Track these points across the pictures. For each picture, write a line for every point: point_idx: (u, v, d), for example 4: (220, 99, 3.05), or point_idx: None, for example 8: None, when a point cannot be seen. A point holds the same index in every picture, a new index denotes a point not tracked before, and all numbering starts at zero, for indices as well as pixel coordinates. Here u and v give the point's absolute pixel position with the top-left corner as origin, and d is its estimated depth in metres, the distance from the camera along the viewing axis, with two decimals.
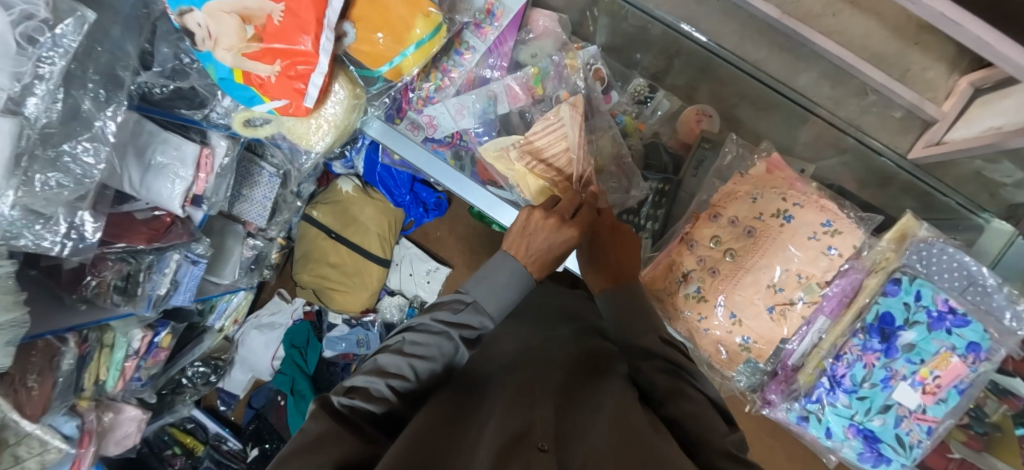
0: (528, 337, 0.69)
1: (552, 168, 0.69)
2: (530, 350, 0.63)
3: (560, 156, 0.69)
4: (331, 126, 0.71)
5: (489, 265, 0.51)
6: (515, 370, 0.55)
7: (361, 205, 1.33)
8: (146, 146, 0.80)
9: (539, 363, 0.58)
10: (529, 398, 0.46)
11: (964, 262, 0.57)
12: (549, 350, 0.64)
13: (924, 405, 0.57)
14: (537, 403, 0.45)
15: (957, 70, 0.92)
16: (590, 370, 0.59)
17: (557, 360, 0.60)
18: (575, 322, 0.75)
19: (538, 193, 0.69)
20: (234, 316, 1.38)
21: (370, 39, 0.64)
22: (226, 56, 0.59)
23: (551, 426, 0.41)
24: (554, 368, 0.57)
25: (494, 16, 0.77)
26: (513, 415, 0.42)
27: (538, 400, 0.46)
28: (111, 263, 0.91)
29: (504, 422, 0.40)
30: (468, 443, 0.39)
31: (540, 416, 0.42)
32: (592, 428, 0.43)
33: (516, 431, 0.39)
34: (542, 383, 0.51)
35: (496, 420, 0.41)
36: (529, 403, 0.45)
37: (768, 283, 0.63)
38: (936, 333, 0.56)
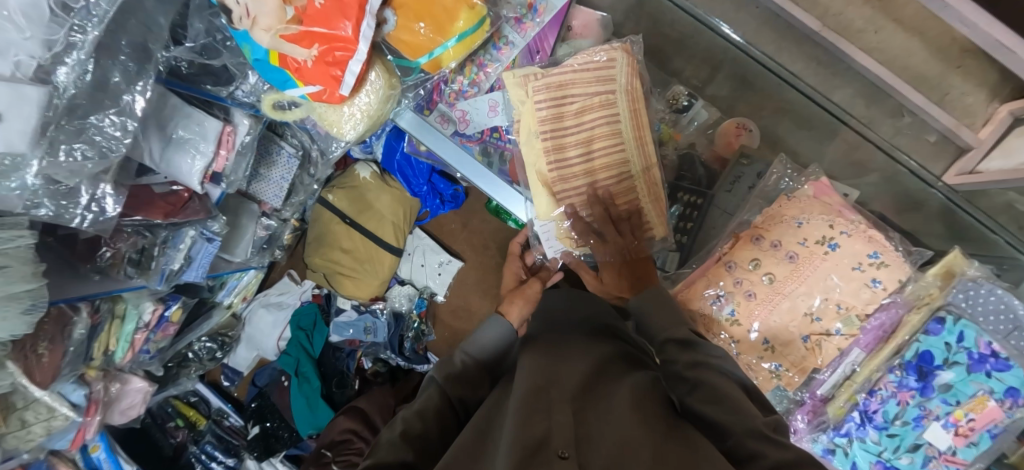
0: (548, 325, 0.67)
1: (558, 112, 0.69)
2: (554, 341, 0.60)
3: (573, 105, 0.69)
4: (364, 116, 0.67)
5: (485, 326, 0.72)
6: (535, 363, 0.53)
7: (379, 194, 1.31)
8: (169, 121, 0.79)
9: (562, 353, 0.56)
10: (549, 398, 0.44)
11: (1012, 304, 0.57)
12: (573, 342, 0.60)
13: (955, 447, 0.57)
14: (557, 407, 0.42)
15: (998, 98, 0.92)
16: (617, 363, 0.57)
17: (586, 350, 0.58)
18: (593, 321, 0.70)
19: (527, 138, 0.71)
20: (243, 294, 1.37)
21: (411, 29, 0.62)
22: (263, 37, 0.57)
23: (572, 428, 0.39)
24: (582, 358, 0.55)
25: (536, 11, 0.76)
26: (530, 417, 0.40)
27: (558, 401, 0.44)
28: (127, 235, 0.89)
29: (523, 428, 0.38)
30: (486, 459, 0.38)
31: (560, 419, 0.40)
32: (616, 427, 0.41)
33: (534, 442, 0.37)
34: (566, 378, 0.49)
35: (514, 422, 0.40)
36: (548, 405, 0.43)
37: (805, 311, 0.63)
38: (975, 375, 0.57)
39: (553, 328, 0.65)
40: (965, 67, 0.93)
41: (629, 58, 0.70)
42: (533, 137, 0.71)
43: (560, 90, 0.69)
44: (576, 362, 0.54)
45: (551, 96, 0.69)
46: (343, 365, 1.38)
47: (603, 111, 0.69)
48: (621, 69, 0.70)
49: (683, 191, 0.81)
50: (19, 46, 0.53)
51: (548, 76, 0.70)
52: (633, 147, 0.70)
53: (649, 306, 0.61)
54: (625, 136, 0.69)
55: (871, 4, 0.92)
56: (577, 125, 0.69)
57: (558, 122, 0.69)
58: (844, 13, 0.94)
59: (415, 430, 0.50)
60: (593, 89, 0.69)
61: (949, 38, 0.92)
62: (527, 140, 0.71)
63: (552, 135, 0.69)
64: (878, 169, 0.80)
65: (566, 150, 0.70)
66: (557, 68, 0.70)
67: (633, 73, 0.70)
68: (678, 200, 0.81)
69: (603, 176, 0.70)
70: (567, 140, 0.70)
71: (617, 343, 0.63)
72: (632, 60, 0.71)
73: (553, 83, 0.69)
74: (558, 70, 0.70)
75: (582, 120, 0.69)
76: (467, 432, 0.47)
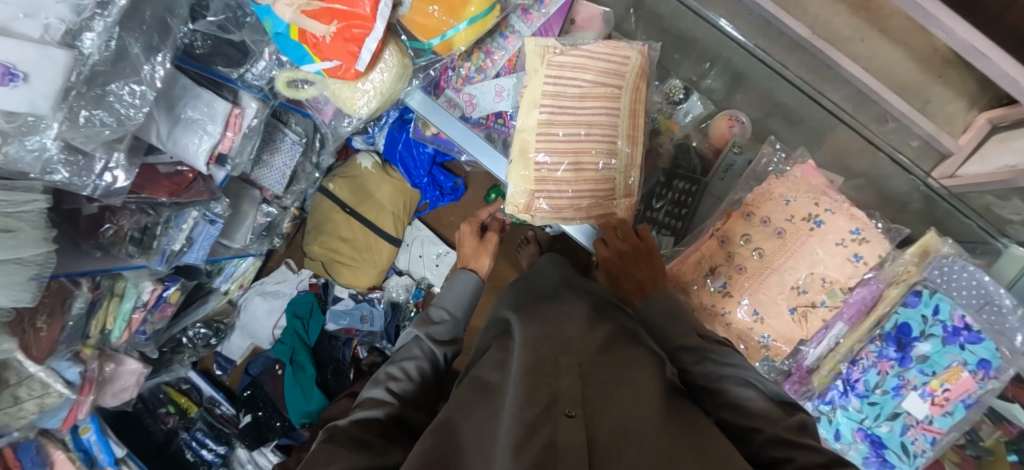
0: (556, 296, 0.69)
1: (562, 89, 0.73)
2: (555, 308, 0.64)
3: (579, 87, 0.72)
4: (377, 94, 0.69)
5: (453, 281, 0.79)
6: (534, 331, 0.55)
7: (380, 183, 1.33)
8: (177, 100, 0.81)
9: (555, 321, 0.59)
10: (556, 363, 0.47)
11: (982, 279, 0.60)
12: (581, 311, 0.64)
13: (931, 415, 0.61)
14: (564, 371, 0.45)
15: (976, 107, 0.97)
16: (620, 331, 0.59)
17: (592, 320, 0.61)
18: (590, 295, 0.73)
19: (528, 106, 0.74)
20: (240, 280, 1.37)
21: (424, 11, 0.65)
22: (285, 11, 0.59)
23: (579, 389, 0.42)
24: (587, 327, 0.58)
25: (542, 4, 0.80)
26: (538, 382, 0.43)
27: (566, 366, 0.47)
28: (130, 213, 0.91)
29: (531, 391, 0.41)
30: (498, 416, 0.41)
31: (566, 383, 0.43)
32: (621, 392, 0.43)
33: (542, 403, 0.40)
34: (570, 344, 0.52)
35: (522, 385, 0.42)
36: (557, 369, 0.46)
37: (792, 285, 0.66)
38: (950, 347, 0.60)
39: (549, 301, 0.67)
40: (946, 77, 0.99)
41: (642, 62, 0.76)
42: (531, 107, 0.73)
43: (569, 71, 0.73)
44: (573, 328, 0.57)
45: (558, 74, 0.73)
46: (337, 353, 1.38)
47: (605, 103, 0.73)
48: (631, 71, 0.75)
49: (678, 178, 0.85)
50: (50, 10, 0.54)
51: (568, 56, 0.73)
52: (621, 141, 0.74)
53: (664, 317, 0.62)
54: (619, 131, 0.74)
55: (858, 14, 0.98)
56: (579, 106, 0.72)
57: (558, 98, 0.72)
58: (833, 22, 1.00)
59: (409, 395, 0.60)
60: (601, 80, 0.73)
61: (931, 49, 0.98)
62: (527, 107, 0.74)
63: (550, 110, 0.72)
64: (863, 172, 0.82)
65: (560, 125, 0.72)
66: (577, 49, 0.74)
67: (641, 78, 0.77)
68: (674, 187, 0.85)
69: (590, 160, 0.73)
70: (565, 117, 0.72)
71: (615, 310, 0.67)
72: (643, 64, 0.77)
73: (567, 64, 0.73)
74: (576, 51, 0.73)
75: (584, 103, 0.72)
76: (471, 388, 0.49)
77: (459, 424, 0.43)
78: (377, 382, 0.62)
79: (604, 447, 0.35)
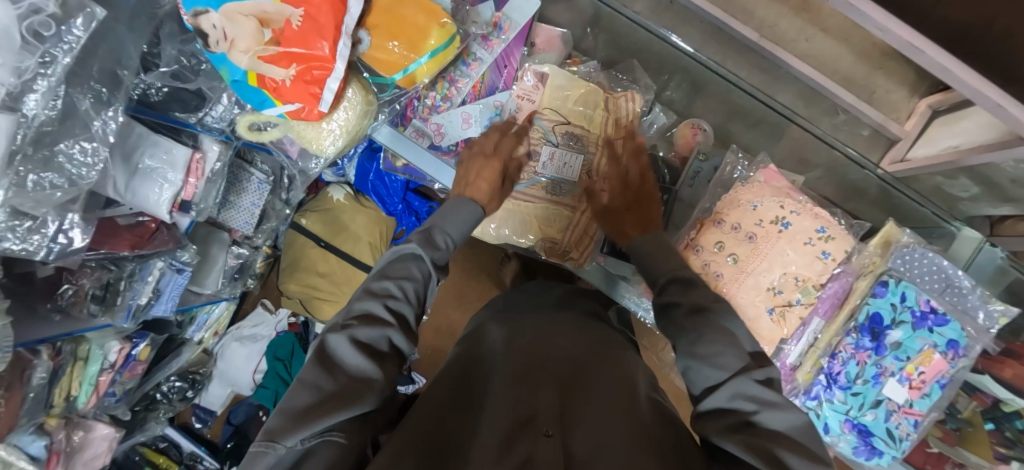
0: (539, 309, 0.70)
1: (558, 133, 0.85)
2: (539, 320, 0.65)
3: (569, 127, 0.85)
4: (343, 132, 0.68)
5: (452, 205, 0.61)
6: (517, 345, 0.56)
7: (354, 214, 1.31)
8: (134, 150, 0.78)
9: (540, 335, 0.59)
10: (535, 380, 0.47)
11: (942, 263, 0.64)
12: (564, 322, 0.65)
13: (910, 399, 0.63)
14: (543, 387, 0.46)
15: (917, 94, 1.03)
16: (597, 342, 0.60)
17: (572, 332, 0.62)
18: (574, 306, 0.73)
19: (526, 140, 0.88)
20: (214, 328, 1.32)
21: (384, 47, 0.65)
22: (242, 58, 0.58)
23: (557, 408, 0.43)
24: (567, 338, 0.59)
25: (500, 29, 0.80)
26: (516, 402, 0.43)
27: (545, 382, 0.47)
28: (90, 270, 0.87)
29: (510, 410, 0.42)
30: (477, 430, 0.41)
31: (545, 400, 0.44)
32: (597, 405, 0.44)
33: (519, 421, 0.40)
34: (547, 358, 0.53)
35: (506, 405, 0.43)
36: (536, 386, 0.46)
37: (768, 287, 0.66)
38: (920, 331, 0.63)
39: (530, 313, 0.68)
40: (887, 68, 1.04)
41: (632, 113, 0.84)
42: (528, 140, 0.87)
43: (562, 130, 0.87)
44: (555, 342, 0.58)
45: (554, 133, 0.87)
46: None
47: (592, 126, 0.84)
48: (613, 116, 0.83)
49: None
50: None
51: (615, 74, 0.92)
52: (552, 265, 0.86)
53: (653, 253, 0.61)
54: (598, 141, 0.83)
55: (800, 16, 1.04)
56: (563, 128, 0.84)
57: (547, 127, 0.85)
58: (778, 24, 1.04)
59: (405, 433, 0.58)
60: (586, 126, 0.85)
61: (870, 44, 1.04)
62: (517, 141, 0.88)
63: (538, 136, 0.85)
64: (822, 163, 0.87)
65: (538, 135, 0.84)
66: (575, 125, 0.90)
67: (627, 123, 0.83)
68: None
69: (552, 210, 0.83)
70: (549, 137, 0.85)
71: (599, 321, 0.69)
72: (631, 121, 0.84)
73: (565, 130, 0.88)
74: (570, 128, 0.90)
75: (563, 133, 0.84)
76: (451, 398, 0.49)
77: (442, 429, 0.43)
78: (372, 294, 0.52)
79: (582, 463, 0.36)
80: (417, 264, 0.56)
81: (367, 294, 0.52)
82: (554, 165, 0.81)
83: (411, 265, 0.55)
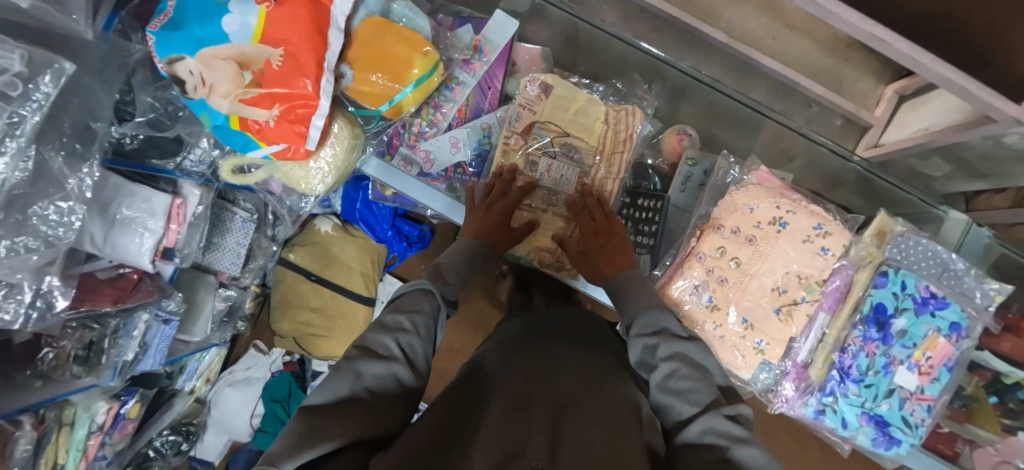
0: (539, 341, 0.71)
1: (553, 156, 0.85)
2: (540, 354, 0.66)
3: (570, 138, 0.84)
4: (331, 169, 0.67)
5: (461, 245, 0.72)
6: (516, 382, 0.56)
7: (343, 245, 1.29)
8: (111, 201, 0.75)
9: (540, 371, 0.60)
10: (530, 416, 0.48)
11: (934, 248, 0.65)
12: (561, 355, 0.66)
13: (921, 385, 0.64)
14: (536, 422, 0.47)
15: (883, 81, 1.07)
16: (591, 375, 0.61)
17: (569, 365, 0.63)
18: (578, 337, 0.73)
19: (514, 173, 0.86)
20: (206, 375, 1.28)
21: (368, 80, 0.64)
22: (222, 103, 0.56)
23: (547, 441, 0.43)
24: (564, 372, 0.60)
25: (481, 52, 0.80)
26: (504, 438, 0.43)
27: (538, 417, 0.48)
28: (72, 331, 0.83)
29: (500, 443, 0.42)
30: (463, 459, 0.42)
31: (537, 435, 0.44)
32: (586, 439, 0.45)
33: (507, 454, 0.41)
34: (545, 394, 0.53)
35: (496, 446, 0.43)
36: (528, 422, 0.47)
37: (771, 287, 0.68)
38: (923, 316, 0.63)
39: (529, 346, 0.68)
40: (852, 59, 1.08)
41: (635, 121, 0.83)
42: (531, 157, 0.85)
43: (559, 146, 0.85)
44: (551, 376, 0.59)
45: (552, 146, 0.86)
46: None
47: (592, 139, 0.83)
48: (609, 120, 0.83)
49: (641, 197, 0.86)
50: None
51: (612, 86, 0.91)
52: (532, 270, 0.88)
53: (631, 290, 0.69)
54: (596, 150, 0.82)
55: (766, 15, 1.06)
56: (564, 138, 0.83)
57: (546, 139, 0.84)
58: (745, 25, 1.07)
59: None
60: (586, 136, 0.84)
61: (834, 37, 1.07)
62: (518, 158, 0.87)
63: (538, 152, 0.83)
64: (802, 156, 0.89)
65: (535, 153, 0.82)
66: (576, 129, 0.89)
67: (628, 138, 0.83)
68: (640, 206, 0.86)
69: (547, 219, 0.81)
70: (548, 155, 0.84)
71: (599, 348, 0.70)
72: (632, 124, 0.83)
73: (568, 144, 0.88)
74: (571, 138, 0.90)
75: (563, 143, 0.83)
76: (438, 429, 0.49)
77: (426, 454, 0.44)
78: (385, 327, 0.58)
79: None
80: (430, 298, 0.63)
81: (381, 328, 0.58)
82: (552, 177, 0.80)
83: (424, 298, 0.62)
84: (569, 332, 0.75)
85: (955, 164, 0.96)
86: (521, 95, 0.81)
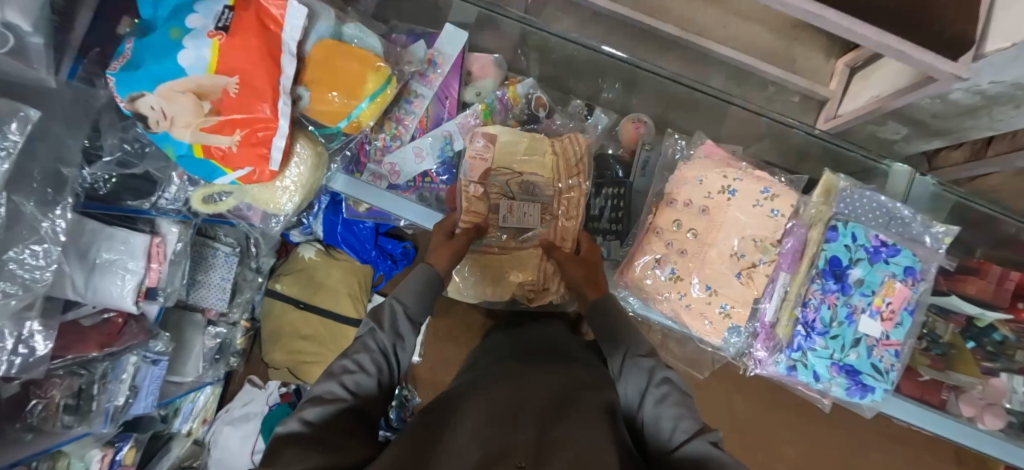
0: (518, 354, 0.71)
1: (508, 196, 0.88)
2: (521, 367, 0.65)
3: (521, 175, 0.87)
4: (298, 188, 0.69)
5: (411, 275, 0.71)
6: (498, 390, 0.56)
7: (329, 270, 1.32)
8: (89, 247, 0.77)
9: (524, 380, 0.60)
10: (515, 419, 0.47)
11: (878, 199, 0.68)
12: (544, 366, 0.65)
13: (886, 331, 0.64)
14: (521, 425, 0.46)
15: (833, 55, 1.11)
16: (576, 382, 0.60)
17: (551, 374, 0.62)
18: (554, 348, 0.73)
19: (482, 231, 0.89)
20: (202, 415, 1.29)
21: (327, 99, 0.67)
22: (184, 133, 0.59)
23: (532, 441, 0.42)
24: (548, 380, 0.60)
25: (435, 64, 0.84)
26: (489, 441, 0.42)
27: (524, 420, 0.47)
28: (59, 379, 0.84)
29: (485, 445, 0.41)
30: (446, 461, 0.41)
31: (522, 437, 0.43)
32: (573, 437, 0.44)
33: (492, 456, 0.40)
34: (532, 400, 0.52)
35: (478, 455, 0.40)
36: (514, 426, 0.46)
37: (730, 253, 0.70)
38: (878, 265, 0.65)
39: (511, 366, 0.66)
40: (800, 39, 1.13)
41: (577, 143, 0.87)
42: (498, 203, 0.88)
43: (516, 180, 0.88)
44: (536, 382, 0.58)
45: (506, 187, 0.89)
46: None
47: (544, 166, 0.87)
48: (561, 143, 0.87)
49: (606, 186, 0.91)
50: None
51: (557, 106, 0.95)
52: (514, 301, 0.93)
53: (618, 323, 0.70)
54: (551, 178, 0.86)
55: (712, 6, 1.12)
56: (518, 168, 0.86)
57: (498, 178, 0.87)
58: (695, 17, 1.12)
59: None
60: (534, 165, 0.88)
61: (780, 20, 1.12)
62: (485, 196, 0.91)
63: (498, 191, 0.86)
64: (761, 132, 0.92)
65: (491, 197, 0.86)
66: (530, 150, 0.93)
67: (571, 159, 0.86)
68: (605, 195, 0.90)
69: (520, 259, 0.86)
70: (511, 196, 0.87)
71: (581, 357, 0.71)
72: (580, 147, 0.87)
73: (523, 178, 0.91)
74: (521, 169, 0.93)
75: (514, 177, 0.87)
76: (423, 437, 0.48)
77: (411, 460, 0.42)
78: (331, 375, 0.58)
79: None
80: (373, 336, 0.64)
81: (328, 378, 0.58)
82: (514, 217, 0.83)
83: (368, 340, 0.64)
84: (546, 338, 0.76)
85: (910, 126, 0.98)
86: (469, 147, 0.84)
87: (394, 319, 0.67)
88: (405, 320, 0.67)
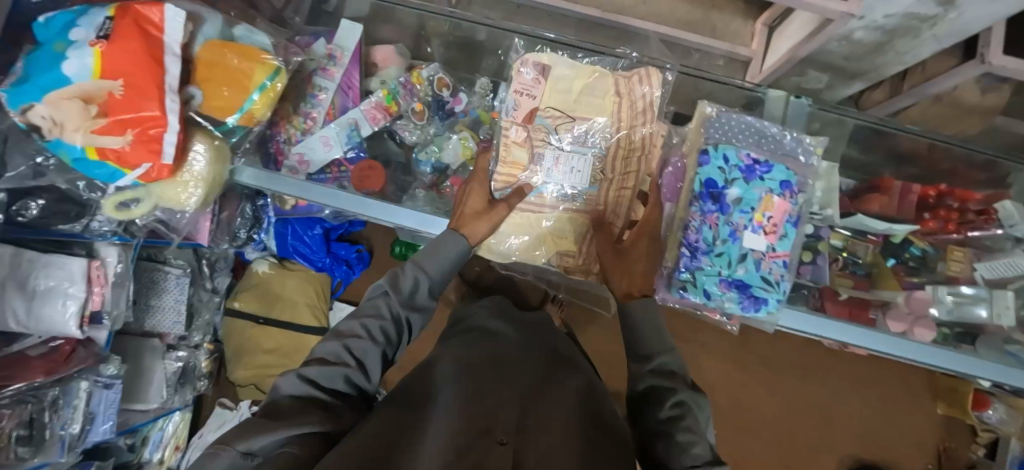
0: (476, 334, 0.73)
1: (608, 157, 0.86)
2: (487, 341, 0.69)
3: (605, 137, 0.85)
4: (201, 181, 0.73)
5: (436, 246, 0.69)
6: (468, 362, 0.59)
7: (283, 282, 1.34)
8: (28, 276, 0.79)
9: (494, 357, 0.63)
10: (491, 396, 0.50)
11: (747, 120, 0.76)
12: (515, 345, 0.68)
13: (771, 244, 0.69)
14: (497, 402, 0.49)
15: (749, 16, 1.16)
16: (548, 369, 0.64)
17: (521, 354, 0.65)
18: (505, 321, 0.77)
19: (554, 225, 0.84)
20: (173, 443, 1.28)
21: (218, 95, 0.72)
22: (75, 137, 0.62)
23: (513, 420, 0.46)
24: (521, 361, 0.63)
25: (335, 58, 0.89)
26: (472, 415, 0.46)
27: (499, 397, 0.50)
28: (7, 408, 0.82)
29: (467, 420, 0.45)
30: (428, 434, 0.44)
31: (503, 414, 0.47)
32: (551, 424, 0.48)
33: (476, 430, 0.43)
34: (511, 379, 0.56)
35: (462, 429, 0.44)
36: (491, 402, 0.49)
37: (618, 187, 0.82)
38: (754, 182, 0.69)
39: (466, 338, 0.69)
40: (718, 6, 1.18)
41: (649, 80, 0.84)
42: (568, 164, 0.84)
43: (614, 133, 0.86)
44: (509, 362, 0.62)
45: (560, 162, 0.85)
46: None
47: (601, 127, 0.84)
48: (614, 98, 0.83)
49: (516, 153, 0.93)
50: None
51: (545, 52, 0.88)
52: (550, 271, 0.90)
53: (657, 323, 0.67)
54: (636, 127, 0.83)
55: None
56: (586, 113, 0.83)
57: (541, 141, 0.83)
58: None
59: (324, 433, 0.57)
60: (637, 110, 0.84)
61: None
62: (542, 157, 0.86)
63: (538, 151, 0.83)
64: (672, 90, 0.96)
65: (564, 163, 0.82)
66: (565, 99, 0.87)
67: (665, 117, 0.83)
68: None
69: (564, 223, 0.82)
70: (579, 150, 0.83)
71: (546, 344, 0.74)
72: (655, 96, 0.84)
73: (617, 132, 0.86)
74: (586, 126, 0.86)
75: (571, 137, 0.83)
76: (399, 409, 0.50)
77: (393, 430, 0.45)
78: (338, 335, 0.62)
79: None
80: (387, 301, 0.66)
81: (335, 337, 0.62)
82: (560, 172, 0.80)
83: (381, 303, 0.66)
84: (510, 316, 0.80)
85: (830, 72, 0.99)
86: (517, 81, 0.82)
87: (415, 286, 0.68)
88: (424, 285, 0.68)
